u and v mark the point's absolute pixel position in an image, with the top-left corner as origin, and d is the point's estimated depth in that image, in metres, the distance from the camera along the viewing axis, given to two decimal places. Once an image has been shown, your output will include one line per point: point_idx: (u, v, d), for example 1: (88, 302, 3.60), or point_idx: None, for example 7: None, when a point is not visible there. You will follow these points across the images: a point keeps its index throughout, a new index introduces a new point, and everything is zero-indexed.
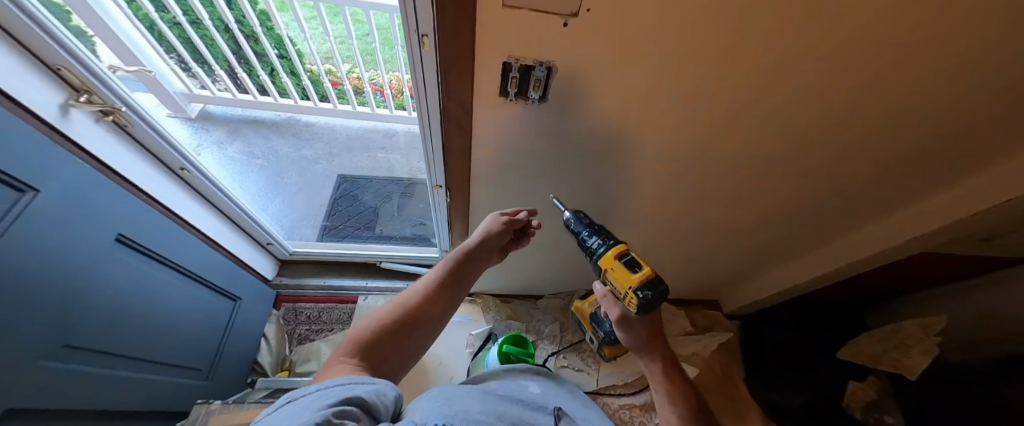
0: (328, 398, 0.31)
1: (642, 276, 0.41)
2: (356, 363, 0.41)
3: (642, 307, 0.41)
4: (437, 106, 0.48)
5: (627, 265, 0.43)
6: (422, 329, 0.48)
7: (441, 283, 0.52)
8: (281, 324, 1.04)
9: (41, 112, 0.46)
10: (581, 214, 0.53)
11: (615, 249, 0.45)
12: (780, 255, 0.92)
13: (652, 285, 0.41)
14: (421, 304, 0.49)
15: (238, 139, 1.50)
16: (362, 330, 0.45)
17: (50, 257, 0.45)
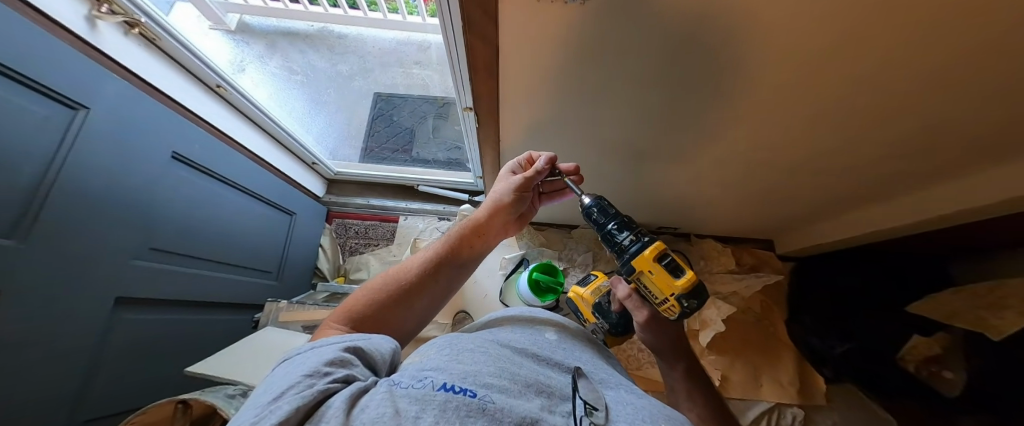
0: (324, 352, 0.35)
1: (687, 279, 0.49)
2: (351, 322, 0.44)
3: (681, 309, 0.50)
4: (457, 12, 0.41)
5: (670, 270, 0.49)
6: (422, 293, 0.51)
7: (443, 255, 0.55)
8: (334, 237, 1.16)
9: (73, 28, 0.45)
10: (606, 204, 0.56)
11: (656, 250, 0.50)
12: (862, 199, 0.78)
13: (694, 285, 0.49)
14: (424, 268, 0.53)
15: (277, 54, 1.34)
16: (361, 294, 0.48)
17: (115, 172, 0.49)
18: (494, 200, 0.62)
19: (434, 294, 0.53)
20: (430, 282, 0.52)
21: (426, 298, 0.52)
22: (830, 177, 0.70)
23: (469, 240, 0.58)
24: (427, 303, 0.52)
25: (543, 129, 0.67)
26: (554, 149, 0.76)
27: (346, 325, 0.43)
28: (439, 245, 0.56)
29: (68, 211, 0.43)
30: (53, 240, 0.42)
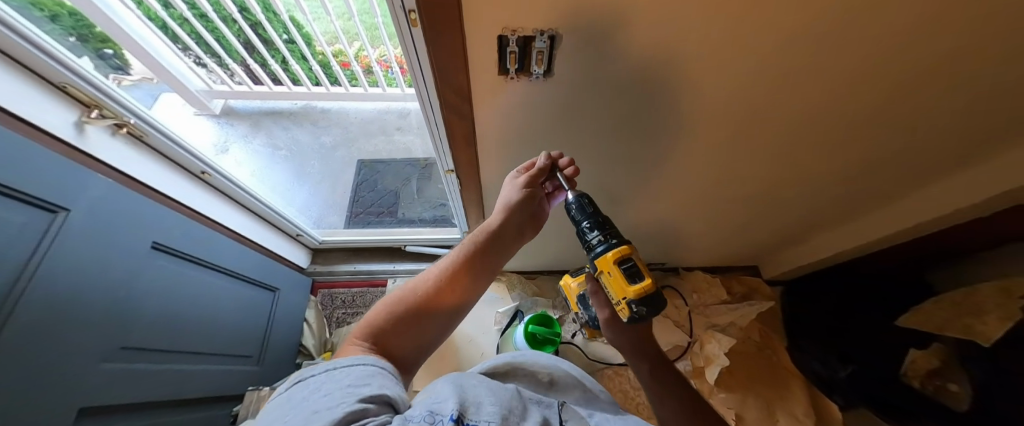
0: (345, 385, 0.31)
1: (642, 287, 0.39)
2: (371, 344, 0.41)
3: (633, 319, 0.39)
4: (434, 93, 0.45)
5: (626, 273, 0.39)
6: (440, 314, 0.47)
7: (459, 264, 0.49)
8: (320, 309, 1.11)
9: (58, 134, 0.47)
10: (583, 198, 0.45)
11: (620, 246, 0.40)
12: (827, 219, 0.83)
13: (648, 296, 0.38)
14: (435, 291, 0.47)
15: (261, 132, 1.53)
16: (379, 311, 0.45)
17: (92, 270, 0.48)
18: (502, 204, 0.52)
19: (454, 305, 0.48)
20: (449, 298, 0.48)
21: (448, 313, 0.48)
22: (793, 201, 0.75)
23: (483, 249, 0.51)
24: (448, 316, 0.48)
25: None
26: None
27: (367, 347, 0.41)
28: (452, 257, 0.50)
29: (38, 317, 0.41)
30: (22, 349, 0.39)
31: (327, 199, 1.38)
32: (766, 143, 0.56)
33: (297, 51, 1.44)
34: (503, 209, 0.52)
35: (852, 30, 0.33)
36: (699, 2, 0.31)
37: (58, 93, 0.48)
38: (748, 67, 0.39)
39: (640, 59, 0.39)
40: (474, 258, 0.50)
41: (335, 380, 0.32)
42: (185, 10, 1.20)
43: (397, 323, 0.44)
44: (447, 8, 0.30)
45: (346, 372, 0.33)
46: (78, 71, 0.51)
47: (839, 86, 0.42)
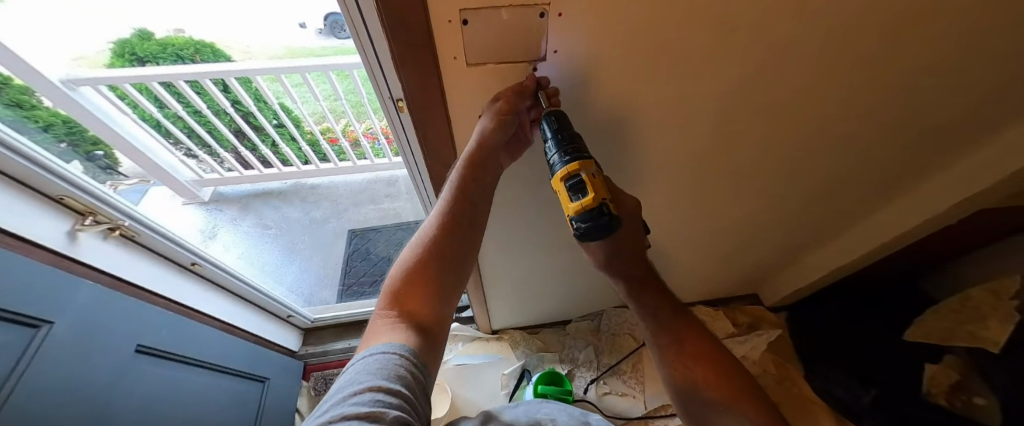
0: (375, 381, 0.24)
1: (580, 208, 0.29)
2: (397, 316, 0.34)
3: (583, 239, 0.31)
4: (424, 168, 0.48)
5: (571, 191, 0.30)
6: (444, 286, 0.37)
7: (449, 215, 0.39)
8: (313, 395, 1.03)
9: (48, 245, 0.47)
10: (551, 115, 0.33)
11: (568, 160, 0.30)
12: (808, 239, 0.87)
13: (588, 220, 0.29)
14: (417, 275, 0.36)
15: (250, 213, 1.58)
16: (390, 288, 0.37)
17: (72, 386, 0.44)
18: (469, 143, 0.37)
19: (459, 251, 0.39)
20: (454, 256, 0.38)
21: (457, 270, 0.39)
22: (772, 226, 0.79)
23: (464, 194, 0.39)
24: (460, 266, 0.39)
25: (516, 238, 0.72)
26: (531, 256, 0.80)
27: (393, 321, 0.33)
28: (440, 208, 0.39)
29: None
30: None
31: (318, 274, 1.36)
32: (735, 175, 0.61)
33: (287, 133, 1.55)
34: (470, 146, 0.37)
35: (779, 69, 0.39)
36: (652, 66, 0.36)
37: (54, 205, 0.50)
38: (704, 111, 0.45)
39: (607, 116, 0.44)
40: (459, 210, 0.39)
41: (366, 371, 0.26)
42: (180, 109, 1.34)
43: (413, 294, 0.35)
44: (431, 97, 0.35)
45: (377, 359, 0.27)
46: (77, 181, 0.52)
47: (781, 116, 0.48)
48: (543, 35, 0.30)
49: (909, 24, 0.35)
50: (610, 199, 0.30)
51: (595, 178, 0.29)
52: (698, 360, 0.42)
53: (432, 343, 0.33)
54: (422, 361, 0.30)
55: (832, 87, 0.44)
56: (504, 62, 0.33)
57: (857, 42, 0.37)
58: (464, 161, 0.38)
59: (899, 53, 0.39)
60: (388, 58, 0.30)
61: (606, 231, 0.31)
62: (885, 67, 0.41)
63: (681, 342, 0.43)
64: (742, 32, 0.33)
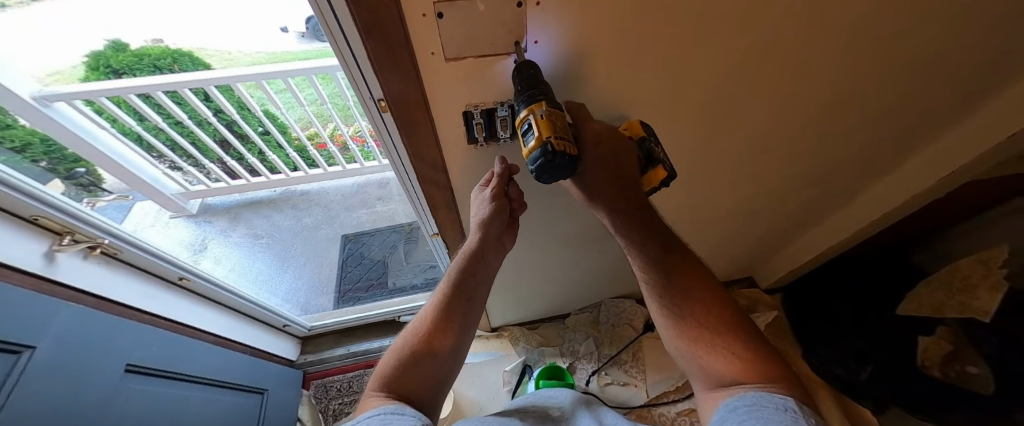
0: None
1: (529, 152, 0.30)
2: (392, 389, 0.35)
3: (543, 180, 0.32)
4: (410, 168, 0.47)
5: (525, 135, 0.30)
6: (440, 361, 0.40)
7: (451, 297, 0.43)
8: (314, 403, 1.01)
9: (27, 268, 0.46)
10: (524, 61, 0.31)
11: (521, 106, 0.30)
12: (801, 220, 0.87)
13: (535, 162, 0.30)
14: (428, 337, 0.40)
15: (240, 223, 1.56)
16: (382, 367, 0.38)
17: (63, 413, 0.44)
18: (476, 224, 0.43)
19: (457, 332, 0.43)
20: (450, 336, 0.42)
21: (452, 350, 0.41)
22: (764, 211, 0.80)
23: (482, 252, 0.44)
24: (455, 348, 0.42)
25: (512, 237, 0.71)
26: (526, 252, 0.79)
27: (389, 394, 0.34)
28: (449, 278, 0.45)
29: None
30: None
31: (313, 281, 1.34)
32: (726, 162, 0.60)
33: (274, 141, 1.53)
34: (478, 227, 0.43)
35: (764, 52, 0.39)
36: (636, 56, 0.36)
37: (29, 226, 0.48)
38: (691, 101, 0.45)
39: (595, 107, 0.43)
40: (464, 283, 0.44)
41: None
42: (161, 121, 1.31)
43: (409, 367, 0.37)
44: (413, 94, 0.33)
45: (372, 418, 0.28)
46: (54, 202, 0.51)
47: (770, 101, 0.48)
48: (521, 25, 0.29)
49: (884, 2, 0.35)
50: (560, 140, 0.29)
51: (545, 120, 0.29)
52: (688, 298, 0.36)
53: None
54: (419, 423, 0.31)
55: (817, 70, 0.44)
56: (483, 56, 0.32)
57: (837, 22, 0.37)
58: (477, 239, 0.44)
59: (881, 29, 0.39)
60: (363, 55, 0.29)
61: (559, 172, 0.31)
62: (867, 46, 0.41)
63: (671, 278, 0.36)
64: (723, 15, 0.33)
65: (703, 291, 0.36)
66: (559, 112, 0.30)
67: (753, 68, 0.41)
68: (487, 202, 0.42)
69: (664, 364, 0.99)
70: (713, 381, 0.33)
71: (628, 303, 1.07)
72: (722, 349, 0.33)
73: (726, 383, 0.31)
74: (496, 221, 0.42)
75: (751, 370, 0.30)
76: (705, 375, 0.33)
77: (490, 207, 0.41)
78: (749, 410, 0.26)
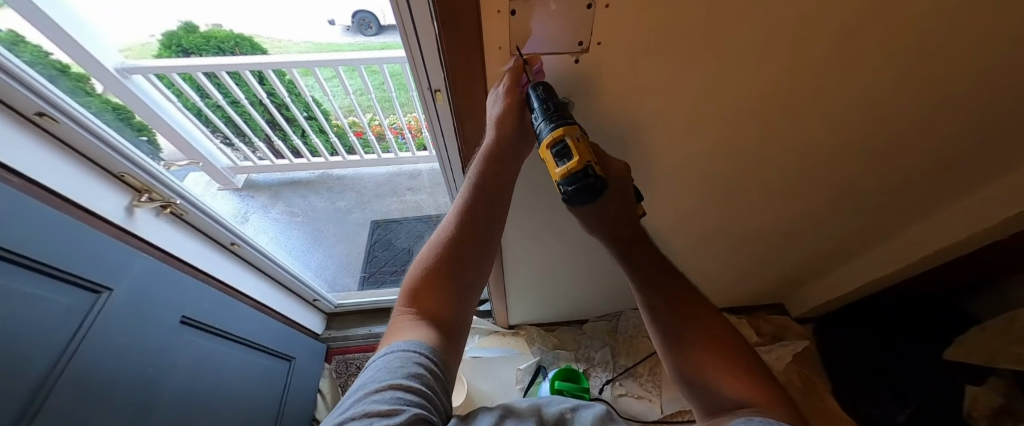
0: (396, 378, 0.25)
1: (564, 173, 0.28)
2: (414, 314, 0.33)
3: (572, 205, 0.30)
4: (457, 154, 0.49)
5: (557, 157, 0.28)
6: (467, 270, 0.36)
7: (463, 222, 0.38)
8: (334, 377, 1.06)
9: (110, 218, 0.51)
10: (542, 87, 0.32)
11: (552, 127, 0.29)
12: (841, 250, 0.83)
13: (573, 183, 0.28)
14: (451, 249, 0.36)
15: (279, 200, 1.66)
16: (405, 288, 0.35)
17: (125, 354, 0.48)
18: (484, 150, 0.38)
19: (477, 252, 0.37)
20: (468, 258, 0.36)
21: (473, 271, 0.37)
22: (804, 236, 0.77)
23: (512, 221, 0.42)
24: (475, 267, 0.37)
25: (542, 236, 0.72)
26: (553, 253, 0.79)
27: (413, 322, 0.32)
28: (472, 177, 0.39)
29: (78, 387, 0.41)
30: (57, 418, 0.38)
31: (341, 262, 1.40)
32: (770, 181, 0.59)
33: (318, 125, 1.61)
34: (485, 151, 0.38)
35: (830, 74, 0.38)
36: (696, 68, 0.36)
37: (116, 181, 0.53)
38: (743, 118, 0.44)
39: (645, 118, 0.44)
40: (474, 207, 0.38)
41: (385, 369, 0.26)
42: (221, 99, 1.41)
43: (430, 292, 0.34)
44: (473, 86, 0.36)
45: (392, 356, 0.27)
46: (139, 162, 0.56)
47: (829, 124, 0.46)
48: (589, 28, 0.30)
49: (976, 35, 0.33)
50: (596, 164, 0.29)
51: (581, 143, 0.28)
52: (687, 316, 0.35)
53: (453, 346, 0.33)
54: (444, 359, 0.30)
55: (887, 97, 0.42)
56: (548, 53, 0.33)
57: (919, 53, 0.35)
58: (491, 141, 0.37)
59: (970, 61, 0.37)
60: (433, 52, 0.33)
61: (595, 197, 0.29)
62: (947, 79, 0.39)
63: (672, 307, 0.36)
64: (794, 40, 0.32)
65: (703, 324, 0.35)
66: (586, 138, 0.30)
67: (816, 91, 0.40)
68: (500, 98, 0.35)
69: None
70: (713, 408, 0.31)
71: None
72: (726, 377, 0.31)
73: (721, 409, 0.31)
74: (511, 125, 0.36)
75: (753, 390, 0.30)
76: (709, 396, 0.32)
77: (503, 104, 0.35)
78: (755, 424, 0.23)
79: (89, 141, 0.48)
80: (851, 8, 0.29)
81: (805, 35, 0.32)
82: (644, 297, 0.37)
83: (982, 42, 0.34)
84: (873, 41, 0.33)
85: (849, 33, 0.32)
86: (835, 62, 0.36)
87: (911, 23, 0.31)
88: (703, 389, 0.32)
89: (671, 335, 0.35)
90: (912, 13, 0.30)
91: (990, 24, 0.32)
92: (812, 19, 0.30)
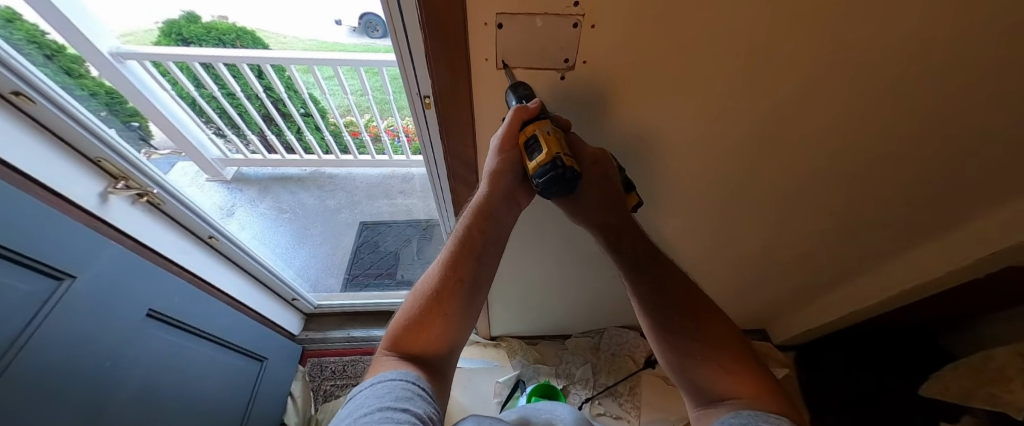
0: (385, 403, 0.27)
1: (536, 166, 0.31)
2: (404, 354, 0.35)
3: (548, 196, 0.33)
4: (443, 165, 0.49)
5: (529, 151, 0.32)
6: (456, 314, 0.36)
7: (457, 256, 0.38)
8: (307, 381, 1.04)
9: (82, 204, 0.50)
10: (521, 88, 0.33)
11: (526, 124, 0.31)
12: (822, 281, 0.84)
13: (544, 175, 0.31)
14: (439, 293, 0.36)
15: (268, 195, 1.64)
16: (395, 325, 0.37)
17: (85, 345, 0.47)
18: (486, 173, 0.37)
19: (467, 296, 0.37)
20: (456, 300, 0.36)
21: (464, 310, 0.37)
22: (786, 264, 0.77)
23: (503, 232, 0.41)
24: (464, 313, 0.37)
25: (528, 248, 0.72)
26: (538, 266, 0.79)
27: (401, 359, 0.34)
28: (467, 215, 0.39)
29: (27, 380, 0.39)
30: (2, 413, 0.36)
31: (325, 262, 1.38)
32: (753, 208, 0.59)
33: (313, 123, 1.60)
34: (487, 178, 0.37)
35: (811, 108, 0.39)
36: (676, 92, 0.36)
37: (91, 166, 0.52)
38: (723, 145, 0.45)
39: (628, 138, 0.44)
40: (471, 240, 0.38)
41: (375, 395, 0.29)
42: (216, 90, 1.40)
43: (419, 332, 0.35)
44: (460, 94, 0.35)
45: (385, 385, 0.30)
46: (118, 147, 0.55)
47: (813, 155, 0.47)
48: (574, 46, 0.31)
49: (940, 81, 0.35)
50: (568, 155, 0.31)
51: (550, 136, 0.31)
52: (677, 308, 0.35)
53: (438, 383, 0.35)
54: (433, 394, 0.32)
55: (862, 134, 0.43)
56: (533, 68, 0.33)
57: (887, 96, 0.37)
58: (485, 192, 0.38)
59: (947, 104, 0.38)
60: (422, 57, 0.32)
61: (568, 186, 0.32)
62: (918, 123, 0.40)
63: (666, 305, 0.35)
64: (766, 72, 0.34)
65: (699, 320, 0.34)
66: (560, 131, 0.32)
67: (790, 124, 0.41)
68: (495, 155, 0.35)
69: (660, 403, 0.96)
70: (710, 400, 0.32)
71: (631, 335, 1.04)
72: (720, 371, 0.32)
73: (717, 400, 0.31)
74: (510, 175, 0.37)
75: (740, 382, 0.31)
76: (698, 388, 0.32)
77: (497, 158, 0.35)
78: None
79: (69, 126, 0.47)
80: (815, 46, 0.31)
81: (776, 69, 0.34)
82: (638, 298, 0.36)
83: (956, 84, 0.35)
84: (842, 80, 0.35)
85: (817, 70, 0.34)
86: (807, 98, 0.37)
87: (875, 66, 0.33)
88: (692, 383, 0.33)
89: (660, 329, 0.35)
90: (875, 57, 0.32)
91: (951, 71, 0.33)
92: (781, 54, 0.32)
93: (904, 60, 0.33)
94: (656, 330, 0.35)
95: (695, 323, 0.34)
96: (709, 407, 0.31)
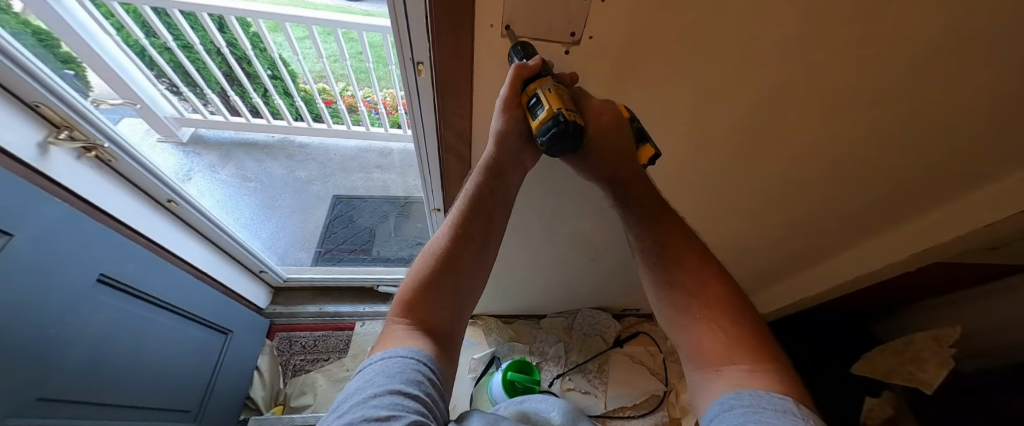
0: (396, 386, 0.27)
1: (540, 125, 0.32)
2: (413, 323, 0.34)
3: (554, 154, 0.34)
4: (434, 137, 0.48)
5: (532, 110, 0.32)
6: (464, 279, 0.37)
7: (464, 221, 0.38)
8: (275, 355, 1.01)
9: (20, 155, 0.44)
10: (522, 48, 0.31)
11: (527, 82, 0.31)
12: (777, 271, 0.92)
13: (547, 133, 0.31)
14: (447, 259, 0.37)
15: (230, 161, 1.52)
16: (401, 295, 0.36)
17: (27, 309, 0.42)
18: (491, 135, 0.37)
19: (477, 263, 0.38)
20: (467, 262, 0.37)
21: (470, 275, 0.38)
22: (749, 253, 0.83)
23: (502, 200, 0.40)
24: (471, 280, 0.38)
25: (517, 228, 0.72)
26: (522, 247, 0.79)
27: (411, 329, 0.33)
28: (473, 182, 0.39)
29: None
30: None
31: (295, 235, 1.31)
32: (729, 197, 0.62)
33: (282, 86, 1.49)
34: (493, 139, 0.37)
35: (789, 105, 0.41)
36: (671, 78, 0.37)
37: (27, 111, 0.45)
38: (708, 134, 0.47)
39: None
40: (480, 201, 0.39)
41: (385, 374, 0.28)
42: (171, 40, 1.26)
43: (428, 300, 0.35)
44: (460, 61, 0.34)
45: (395, 364, 0.29)
46: (61, 93, 0.48)
47: (788, 150, 0.50)
48: (582, 20, 0.30)
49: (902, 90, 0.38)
50: (571, 110, 0.30)
51: (552, 93, 0.30)
52: (682, 268, 0.37)
53: (448, 354, 0.34)
54: (441, 369, 0.32)
55: (828, 134, 0.46)
56: (539, 39, 0.33)
57: (854, 101, 0.40)
58: (492, 153, 0.37)
59: (911, 113, 0.41)
60: (421, 22, 0.30)
61: (572, 142, 0.32)
62: (879, 128, 0.44)
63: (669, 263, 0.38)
64: (754, 66, 0.36)
65: (700, 278, 0.36)
66: (563, 87, 0.32)
67: (767, 119, 0.44)
68: (501, 115, 0.35)
69: (627, 379, 1.01)
70: (700, 355, 0.34)
71: (604, 316, 1.11)
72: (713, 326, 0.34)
73: (708, 354, 0.33)
74: (518, 135, 0.36)
75: (735, 350, 0.32)
76: (691, 345, 0.35)
77: (503, 117, 0.35)
78: (748, 412, 0.25)
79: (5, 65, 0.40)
80: (799, 46, 0.33)
81: (762, 65, 0.35)
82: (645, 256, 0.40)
83: (926, 91, 0.38)
84: (819, 80, 0.37)
85: (799, 68, 0.36)
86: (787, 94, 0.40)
87: (849, 70, 0.36)
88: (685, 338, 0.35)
89: (672, 291, 0.37)
90: (849, 61, 0.35)
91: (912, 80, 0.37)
92: (769, 50, 0.33)
93: (874, 68, 0.35)
94: (658, 285, 0.39)
95: (697, 279, 0.36)
96: (699, 361, 0.34)
